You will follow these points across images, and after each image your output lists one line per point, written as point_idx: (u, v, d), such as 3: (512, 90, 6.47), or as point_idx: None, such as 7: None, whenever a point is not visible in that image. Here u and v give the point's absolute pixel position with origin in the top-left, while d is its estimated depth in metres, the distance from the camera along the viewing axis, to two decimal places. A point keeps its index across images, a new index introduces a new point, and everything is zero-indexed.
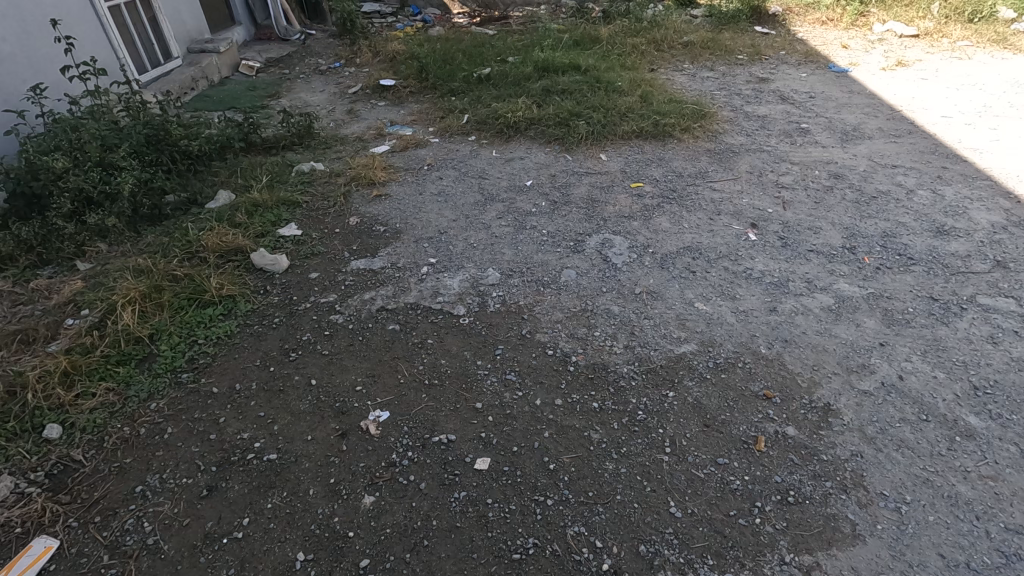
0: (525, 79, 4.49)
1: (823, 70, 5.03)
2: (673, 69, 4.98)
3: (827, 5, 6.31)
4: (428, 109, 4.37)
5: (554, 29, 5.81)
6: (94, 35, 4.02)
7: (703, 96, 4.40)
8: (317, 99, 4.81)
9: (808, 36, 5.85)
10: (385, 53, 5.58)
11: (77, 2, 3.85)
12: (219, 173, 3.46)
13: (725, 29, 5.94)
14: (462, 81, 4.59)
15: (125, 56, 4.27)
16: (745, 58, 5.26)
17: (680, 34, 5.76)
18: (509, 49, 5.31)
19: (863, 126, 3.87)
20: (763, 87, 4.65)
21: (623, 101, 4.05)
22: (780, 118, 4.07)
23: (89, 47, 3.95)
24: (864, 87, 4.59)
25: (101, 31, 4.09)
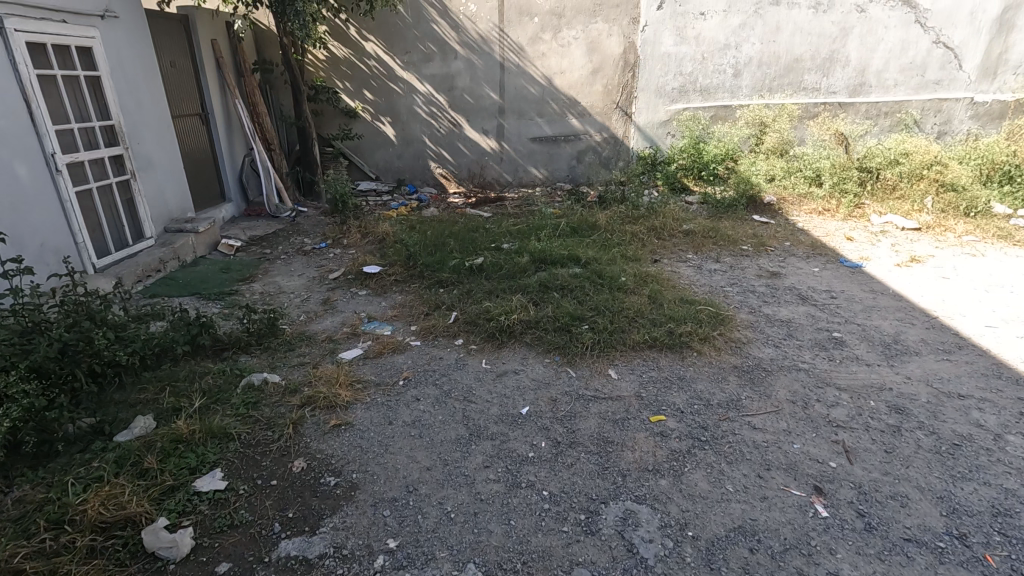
0: (521, 272, 4.14)
1: (834, 264, 4.77)
2: (676, 261, 4.73)
3: (820, 196, 6.37)
4: (412, 302, 3.94)
5: (550, 215, 5.70)
6: (51, 220, 3.69)
7: (714, 294, 4.03)
8: (294, 284, 4.41)
9: (808, 225, 5.78)
10: (375, 234, 5.36)
11: (36, 188, 3.57)
12: (149, 387, 2.83)
13: (723, 217, 5.87)
14: (452, 271, 4.24)
15: (85, 240, 3.92)
16: (750, 249, 5.05)
17: (680, 221, 5.66)
18: (504, 235, 5.10)
19: (903, 336, 3.44)
20: (776, 282, 4.33)
21: (630, 301, 3.64)
22: (806, 323, 3.64)
23: (40, 233, 3.59)
24: (886, 286, 4.27)
25: (62, 216, 3.78)
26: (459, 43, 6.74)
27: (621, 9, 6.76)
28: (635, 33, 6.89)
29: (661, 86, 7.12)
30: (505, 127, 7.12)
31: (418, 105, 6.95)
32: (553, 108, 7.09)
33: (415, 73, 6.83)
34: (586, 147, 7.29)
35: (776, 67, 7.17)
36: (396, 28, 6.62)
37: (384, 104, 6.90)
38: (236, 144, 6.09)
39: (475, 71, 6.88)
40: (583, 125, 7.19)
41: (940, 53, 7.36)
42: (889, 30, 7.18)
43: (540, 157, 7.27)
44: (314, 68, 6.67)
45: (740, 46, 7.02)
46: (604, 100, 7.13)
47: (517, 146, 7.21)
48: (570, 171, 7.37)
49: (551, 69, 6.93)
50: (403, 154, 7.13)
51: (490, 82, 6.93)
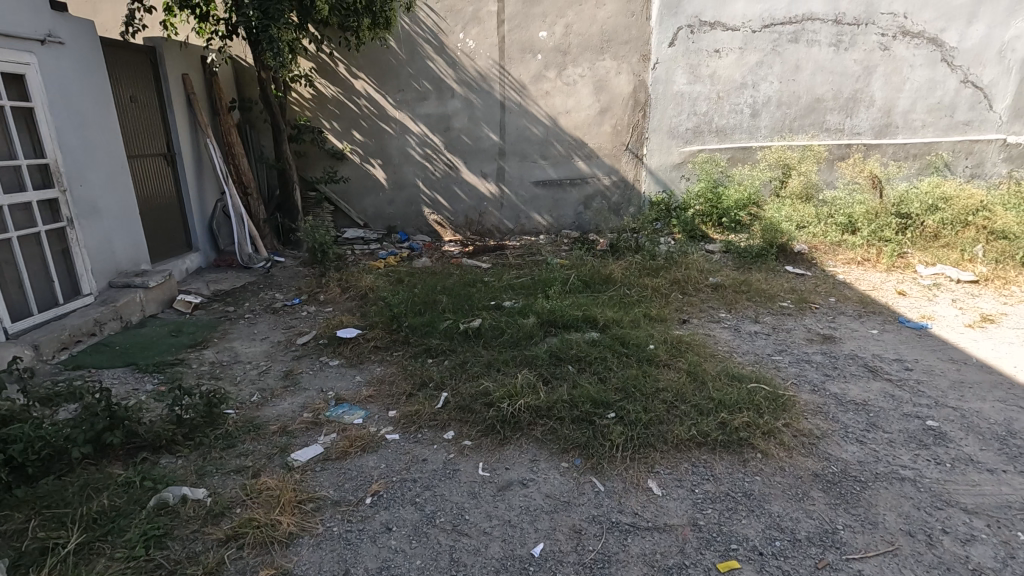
0: (527, 339, 3.42)
1: (893, 325, 4.07)
2: (708, 322, 4.03)
3: (857, 244, 5.73)
4: (394, 376, 3.20)
5: (559, 267, 5.03)
6: None
7: (763, 367, 3.30)
8: (253, 352, 3.68)
9: (849, 278, 5.10)
10: (358, 290, 4.68)
11: None
12: (14, 514, 2.04)
13: (752, 268, 5.21)
14: (443, 336, 3.52)
15: None
16: (791, 306, 4.36)
17: (705, 273, 4.98)
18: (506, 291, 4.41)
19: (1017, 427, 2.70)
20: (832, 349, 3.61)
21: (665, 379, 2.91)
22: (886, 405, 2.90)
23: None
24: (967, 354, 3.55)
25: None
26: (457, 81, 6.26)
27: (630, 46, 6.31)
28: (645, 71, 6.42)
29: (675, 126, 6.59)
30: (506, 170, 6.56)
31: (411, 146, 6.41)
32: (557, 149, 6.54)
33: (408, 112, 6.31)
34: (594, 191, 6.71)
35: (796, 107, 6.67)
36: (388, 64, 6.14)
37: (374, 146, 6.36)
38: (207, 188, 5.48)
39: (473, 110, 6.36)
40: (591, 168, 6.63)
41: (970, 93, 6.90)
42: (915, 68, 6.73)
43: (543, 202, 6.67)
44: (299, 106, 6.15)
45: (758, 85, 6.54)
46: (613, 141, 6.58)
47: (519, 190, 6.62)
48: (576, 217, 6.76)
49: (556, 108, 6.42)
50: (395, 199, 6.54)
51: (489, 122, 6.41)
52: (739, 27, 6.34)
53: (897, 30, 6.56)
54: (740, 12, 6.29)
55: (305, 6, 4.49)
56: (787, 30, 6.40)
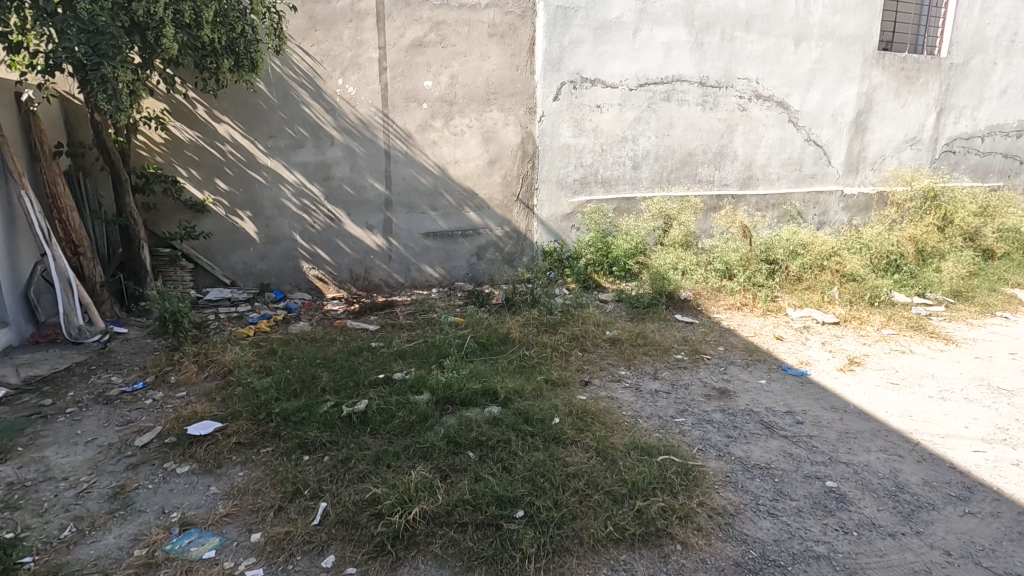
0: (421, 421, 3.05)
1: (778, 373, 4.23)
2: (609, 382, 3.93)
3: (734, 290, 6.07)
4: (261, 483, 2.67)
5: (453, 328, 4.72)
6: None
7: (668, 432, 3.21)
8: (73, 464, 2.93)
9: (732, 324, 5.34)
10: (219, 367, 4.02)
11: None
12: None
13: (645, 318, 5.27)
14: (322, 424, 3.05)
15: None
16: (685, 359, 4.40)
17: (601, 327, 4.94)
18: (396, 359, 4.01)
19: (903, 479, 2.80)
20: (729, 405, 3.64)
21: (574, 461, 2.69)
22: (788, 467, 2.90)
23: None
24: (845, 401, 3.74)
25: None
26: (337, 128, 5.85)
27: (516, 98, 6.34)
28: (532, 123, 6.46)
29: (563, 177, 6.67)
30: (394, 221, 6.20)
31: (286, 197, 5.84)
32: (447, 200, 6.32)
33: (282, 160, 5.77)
34: (486, 242, 6.54)
35: (671, 160, 7.07)
36: (257, 109, 5.60)
37: (243, 197, 5.71)
38: (22, 248, 4.53)
39: (356, 159, 5.97)
40: (482, 219, 6.47)
41: (813, 150, 7.77)
42: (769, 128, 7.47)
43: (434, 254, 6.37)
44: (147, 152, 5.37)
45: (637, 139, 6.85)
46: (504, 191, 6.50)
47: (408, 242, 6.28)
48: (469, 268, 6.53)
49: (444, 158, 6.22)
50: (268, 255, 5.89)
51: (373, 172, 6.05)
52: (617, 85, 6.64)
53: (752, 93, 7.25)
54: (617, 71, 6.60)
55: (149, 44, 3.91)
56: (660, 89, 6.82)
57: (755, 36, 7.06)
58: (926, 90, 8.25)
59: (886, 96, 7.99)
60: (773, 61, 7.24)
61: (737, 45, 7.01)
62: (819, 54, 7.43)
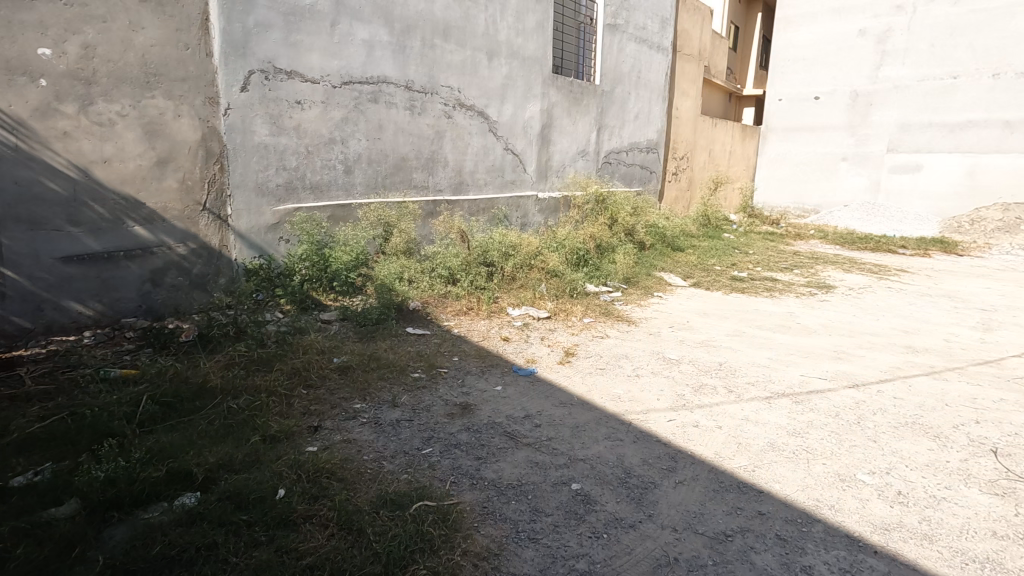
0: (63, 551, 2.03)
1: (510, 376, 4.33)
2: (343, 422, 3.39)
3: (459, 294, 6.13)
4: None
5: (116, 389, 3.47)
6: None
7: (417, 471, 2.87)
8: None
9: (462, 330, 5.34)
10: None
11: None
12: None
13: (375, 336, 4.85)
14: None
15: None
16: (422, 376, 4.15)
17: (326, 354, 4.32)
18: (16, 455, 2.70)
19: (628, 463, 3.06)
20: (474, 422, 3.50)
21: (310, 549, 2.12)
22: (537, 478, 2.88)
23: None
24: (570, 394, 4.01)
25: None
26: None
27: (189, 84, 5.11)
28: (215, 116, 5.32)
29: (262, 182, 5.71)
30: (3, 243, 4.32)
31: None
32: (97, 211, 4.72)
33: None
34: (164, 263, 5.14)
35: (385, 165, 6.77)
36: None
37: None
38: None
39: None
40: (155, 234, 5.06)
41: (510, 158, 8.47)
42: (473, 136, 7.82)
43: (82, 285, 4.70)
44: None
45: (346, 141, 6.32)
46: (184, 199, 5.20)
47: (34, 271, 4.47)
48: (142, 299, 5.04)
49: (84, 155, 4.60)
50: None
51: None
52: (317, 80, 5.98)
53: (455, 102, 7.47)
54: (316, 65, 5.95)
55: None
56: (365, 90, 6.43)
57: (452, 46, 7.26)
58: (588, 111, 9.85)
59: (561, 114, 9.24)
60: (471, 72, 7.59)
61: (438, 53, 7.10)
62: (508, 70, 8.10)
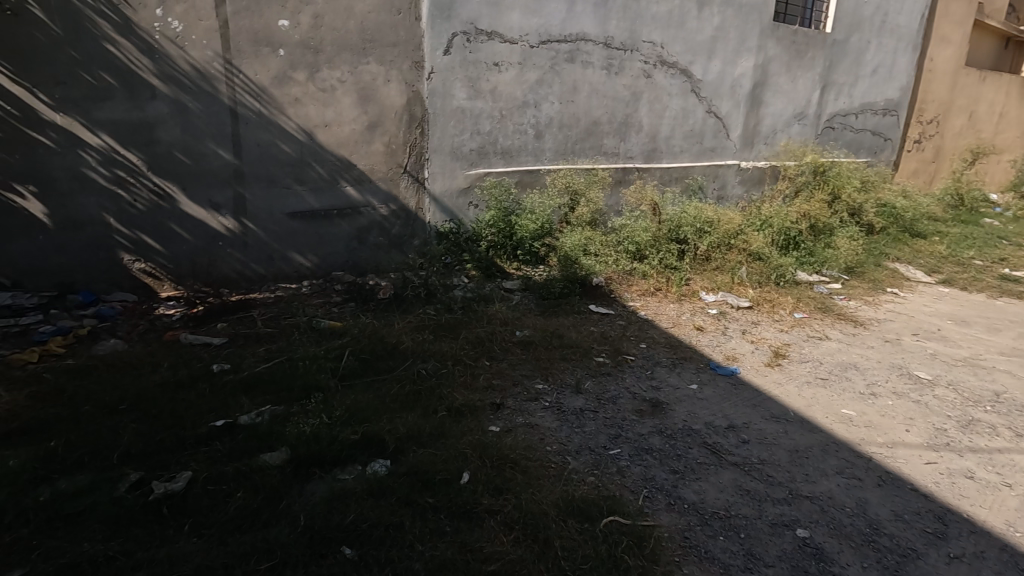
0: (272, 501, 2.12)
1: (708, 374, 3.77)
2: (525, 403, 3.21)
3: (647, 273, 5.62)
4: None
5: (325, 340, 3.72)
6: None
7: (605, 475, 2.56)
8: None
9: (650, 313, 4.86)
10: None
11: None
12: None
13: (557, 311, 4.62)
14: (110, 521, 2.02)
15: None
16: (607, 362, 3.81)
17: (510, 325, 4.20)
18: (245, 392, 3.00)
19: (874, 515, 2.39)
20: (667, 424, 3.08)
21: (495, 553, 1.94)
22: (750, 512, 2.38)
23: None
24: (785, 407, 3.35)
25: None
26: (157, 75, 4.45)
27: (399, 49, 5.26)
28: (419, 81, 5.44)
29: (457, 146, 5.76)
30: (247, 198, 4.94)
31: (89, 166, 4.38)
32: (317, 172, 5.15)
33: (78, 117, 4.28)
34: (369, 223, 5.49)
35: (576, 130, 6.42)
36: (31, 42, 4.04)
37: (19, 165, 4.17)
38: None
39: (188, 118, 4.61)
40: (363, 195, 5.40)
41: (713, 122, 7.52)
42: (672, 97, 7.06)
43: (304, 239, 5.22)
44: None
45: (539, 104, 6.09)
46: (388, 162, 5.46)
47: (268, 224, 5.06)
48: (349, 255, 5.45)
49: (310, 120, 5.02)
50: (67, 245, 4.42)
51: (215, 135, 4.72)
52: (516, 40, 5.79)
53: (657, 59, 6.77)
54: (516, 24, 5.75)
55: None
56: (562, 49, 6.08)
57: None
58: (812, 65, 8.32)
59: (778, 69, 7.93)
60: (677, 25, 6.78)
61: (642, 4, 6.44)
62: (720, 20, 7.10)
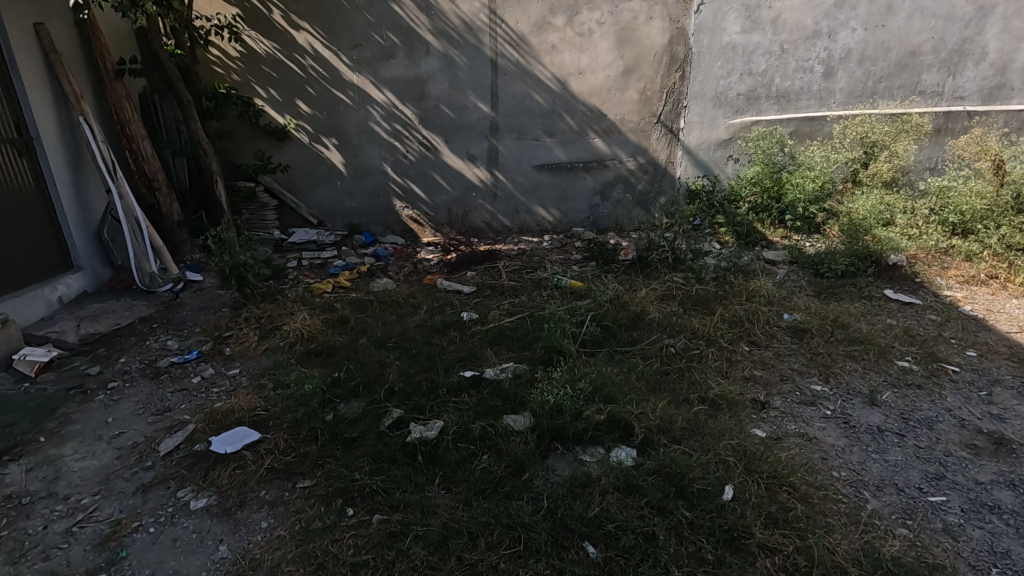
0: (514, 471, 2.03)
1: None
2: (799, 407, 2.61)
3: (976, 254, 4.20)
4: (284, 548, 1.88)
5: (566, 301, 3.59)
6: None
7: (925, 532, 1.89)
8: (83, 472, 2.33)
9: (980, 309, 3.61)
10: (280, 338, 3.29)
11: None
12: None
13: (839, 294, 3.72)
14: (374, 454, 2.15)
15: None
16: (916, 369, 2.90)
17: (775, 306, 3.51)
18: (490, 346, 3.02)
19: None
20: (1021, 474, 2.18)
21: None
22: None
23: None
24: None
25: None
26: (432, 31, 4.69)
27: None
28: (685, 15, 4.78)
29: (722, 91, 5.00)
30: (500, 150, 5.03)
31: (375, 121, 4.91)
32: (567, 123, 4.98)
33: (369, 76, 4.78)
34: (615, 178, 5.16)
35: (884, 63, 5.02)
36: (338, 10, 4.59)
37: (326, 121, 4.87)
38: (92, 183, 4.07)
39: (455, 72, 4.81)
40: (611, 147, 5.07)
41: None
42: None
43: (548, 192, 5.16)
44: (222, 67, 4.63)
45: (835, 33, 4.88)
46: (641, 111, 5.00)
47: (517, 177, 5.11)
48: (591, 211, 5.25)
49: (565, 68, 4.82)
50: (356, 191, 5.09)
51: (476, 87, 4.85)
52: None
53: None
54: None
55: None
56: None
57: None
58: None
59: None
60: None
61: None
62: None
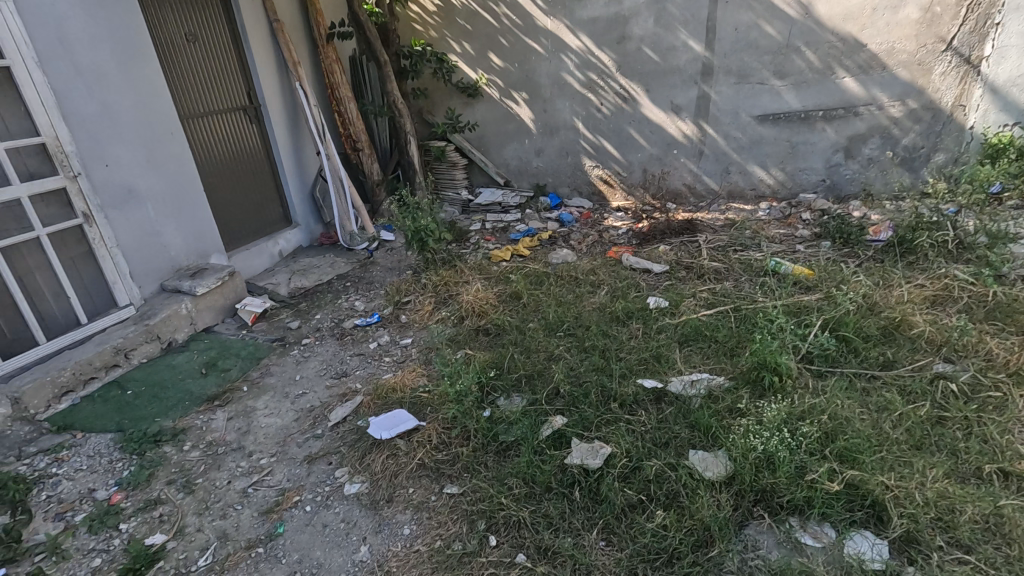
0: (701, 540, 1.56)
1: None
2: None
3: None
4: (420, 568, 1.68)
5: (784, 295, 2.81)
6: None
7: None
8: (268, 428, 2.47)
9: None
10: (453, 309, 3.17)
11: None
12: None
13: None
14: (526, 476, 1.84)
15: None
16: None
17: None
18: (680, 347, 2.48)
19: None
20: None
21: None
22: None
23: None
24: None
25: None
26: None
27: None
28: None
29: None
30: (712, 98, 4.19)
31: (569, 71, 4.45)
32: (807, 59, 3.90)
33: (565, 19, 4.30)
34: (869, 129, 3.94)
35: None
36: None
37: (517, 74, 4.56)
38: (308, 145, 4.41)
39: (664, 6, 4.05)
40: (867, 88, 3.85)
41: None
42: None
43: (770, 149, 4.19)
44: (421, 24, 4.58)
45: None
46: (922, 36, 3.65)
47: (731, 130, 4.24)
48: (828, 172, 4.13)
49: None
50: (545, 150, 4.75)
51: (688, 22, 4.05)
52: None
53: None
54: None
55: None
56: None
57: None
58: None
59: None
60: None
61: None
62: None
